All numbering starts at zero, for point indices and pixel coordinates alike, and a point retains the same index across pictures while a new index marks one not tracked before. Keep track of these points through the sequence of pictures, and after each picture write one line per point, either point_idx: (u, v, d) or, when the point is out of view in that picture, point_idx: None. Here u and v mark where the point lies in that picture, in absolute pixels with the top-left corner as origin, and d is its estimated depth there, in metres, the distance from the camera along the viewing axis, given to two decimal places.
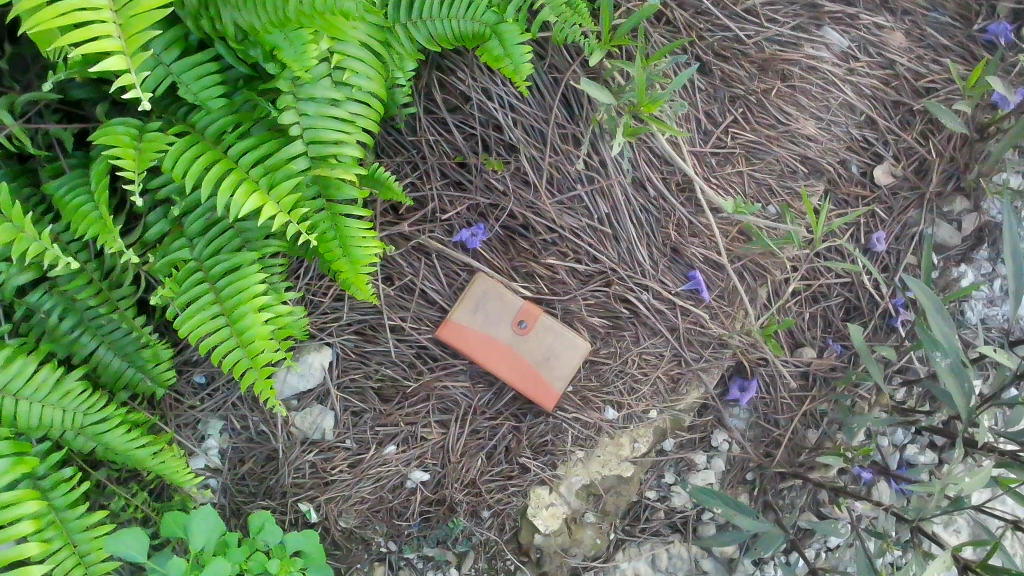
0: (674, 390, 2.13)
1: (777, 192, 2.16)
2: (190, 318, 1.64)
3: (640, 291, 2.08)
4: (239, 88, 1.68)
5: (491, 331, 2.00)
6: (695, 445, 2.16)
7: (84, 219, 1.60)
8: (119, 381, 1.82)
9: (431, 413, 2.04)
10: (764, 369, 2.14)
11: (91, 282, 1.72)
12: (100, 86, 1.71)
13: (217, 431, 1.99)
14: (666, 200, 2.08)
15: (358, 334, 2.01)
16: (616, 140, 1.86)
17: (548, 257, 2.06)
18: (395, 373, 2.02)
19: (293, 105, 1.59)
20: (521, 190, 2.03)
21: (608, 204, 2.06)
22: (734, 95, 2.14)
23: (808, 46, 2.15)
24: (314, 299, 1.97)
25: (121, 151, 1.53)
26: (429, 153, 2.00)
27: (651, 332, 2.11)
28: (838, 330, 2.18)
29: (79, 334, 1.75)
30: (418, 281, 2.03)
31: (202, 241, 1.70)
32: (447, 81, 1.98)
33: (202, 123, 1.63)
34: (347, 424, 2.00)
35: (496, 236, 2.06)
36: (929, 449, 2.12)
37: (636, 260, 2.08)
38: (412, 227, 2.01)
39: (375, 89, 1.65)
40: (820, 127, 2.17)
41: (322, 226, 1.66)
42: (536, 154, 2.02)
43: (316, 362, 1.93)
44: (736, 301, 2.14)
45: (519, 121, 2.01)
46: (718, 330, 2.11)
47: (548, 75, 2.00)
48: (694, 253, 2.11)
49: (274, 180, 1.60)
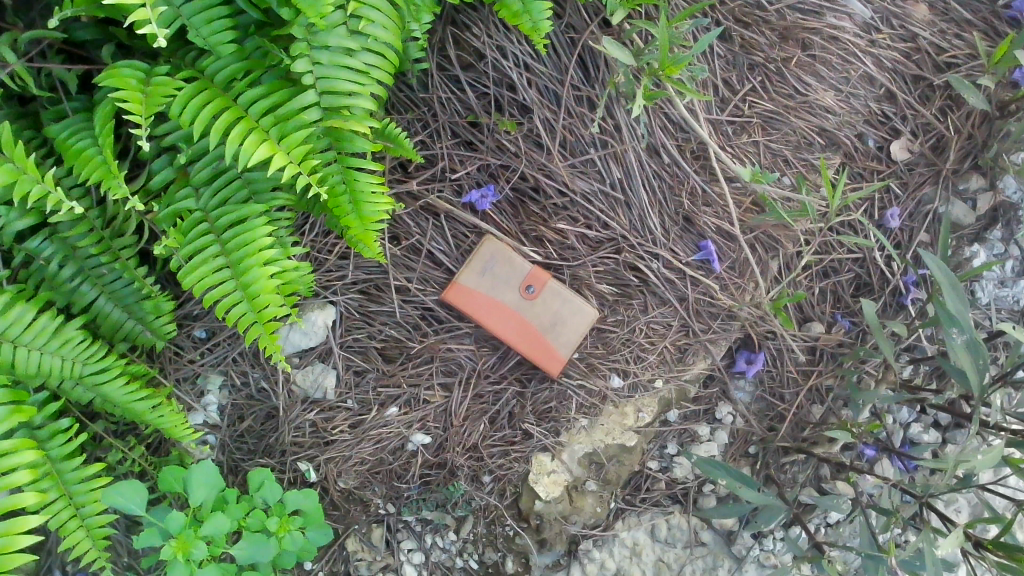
0: (680, 361, 2.10)
1: (793, 163, 2.13)
2: (195, 270, 1.61)
3: (650, 259, 2.05)
4: (250, 34, 1.63)
5: (497, 295, 1.97)
6: (699, 416, 2.14)
7: (87, 163, 1.57)
8: (119, 333, 1.80)
9: (435, 375, 2.01)
10: (771, 342, 2.11)
11: (93, 230, 1.69)
12: (105, 28, 1.66)
13: (217, 386, 1.97)
14: (680, 168, 2.04)
15: (363, 293, 1.98)
16: (635, 103, 1.80)
17: (558, 222, 2.02)
18: (399, 335, 1.99)
19: (307, 53, 1.54)
20: (533, 152, 2.00)
21: (622, 169, 2.02)
22: (753, 62, 2.10)
23: (829, 15, 2.12)
24: (319, 256, 1.93)
25: (129, 95, 1.49)
26: (440, 111, 1.96)
27: (660, 301, 2.07)
28: (848, 307, 2.15)
29: (79, 282, 1.73)
30: (426, 242, 2.00)
31: (208, 191, 1.65)
32: (462, 37, 1.93)
33: (211, 68, 1.59)
34: (350, 384, 1.98)
35: (506, 198, 2.02)
36: (932, 428, 2.11)
37: (647, 228, 2.05)
38: (421, 186, 1.98)
39: (391, 39, 1.59)
40: (838, 98, 2.13)
41: (333, 180, 1.62)
42: (549, 116, 1.98)
43: (320, 320, 1.90)
44: (747, 272, 2.09)
45: (533, 82, 1.97)
46: (728, 302, 2.07)
47: (565, 35, 1.95)
48: (706, 223, 2.07)
49: (285, 130, 1.57)
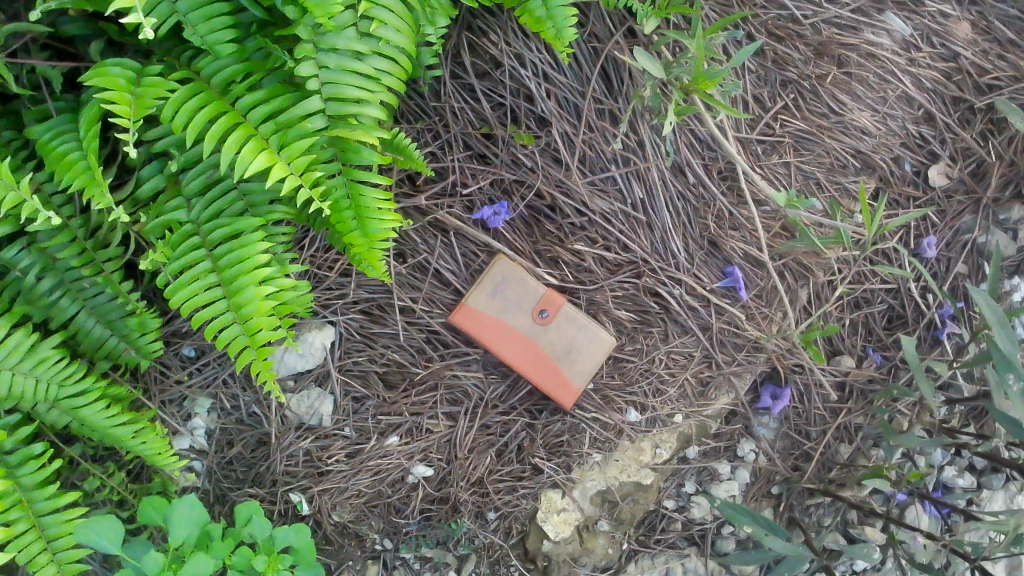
0: (701, 396, 1.96)
1: (825, 187, 2.00)
2: (184, 286, 1.49)
3: (672, 285, 1.92)
4: (252, 34, 1.51)
5: (510, 320, 1.84)
6: (719, 454, 2.00)
7: (70, 169, 1.45)
8: (101, 351, 1.68)
9: (440, 404, 1.88)
10: (799, 376, 1.97)
11: (75, 240, 1.57)
12: (95, 23, 1.53)
13: (205, 409, 1.84)
14: (707, 189, 1.91)
15: (365, 314, 1.85)
16: (667, 119, 1.66)
17: (575, 242, 1.89)
18: (402, 359, 1.86)
19: (312, 55, 1.41)
20: (550, 167, 1.87)
21: (644, 188, 1.90)
22: (786, 79, 1.98)
23: (867, 30, 1.99)
24: (319, 273, 1.80)
25: (116, 95, 1.37)
26: (453, 121, 1.84)
27: (682, 330, 1.94)
28: (880, 340, 2.02)
29: (59, 296, 1.61)
30: (434, 260, 1.87)
31: (200, 202, 1.52)
32: (478, 44, 1.81)
33: (209, 70, 1.47)
34: (348, 411, 1.84)
35: (521, 216, 1.90)
36: (968, 472, 1.98)
37: (669, 251, 1.92)
38: (430, 201, 1.85)
39: (405, 43, 1.47)
40: (875, 119, 2.01)
41: (337, 193, 1.50)
42: (569, 129, 1.86)
43: (317, 341, 1.77)
44: (774, 301, 1.96)
45: (552, 92, 1.84)
46: (753, 332, 1.93)
47: (587, 45, 1.83)
48: (733, 248, 1.94)
49: (286, 139, 1.44)
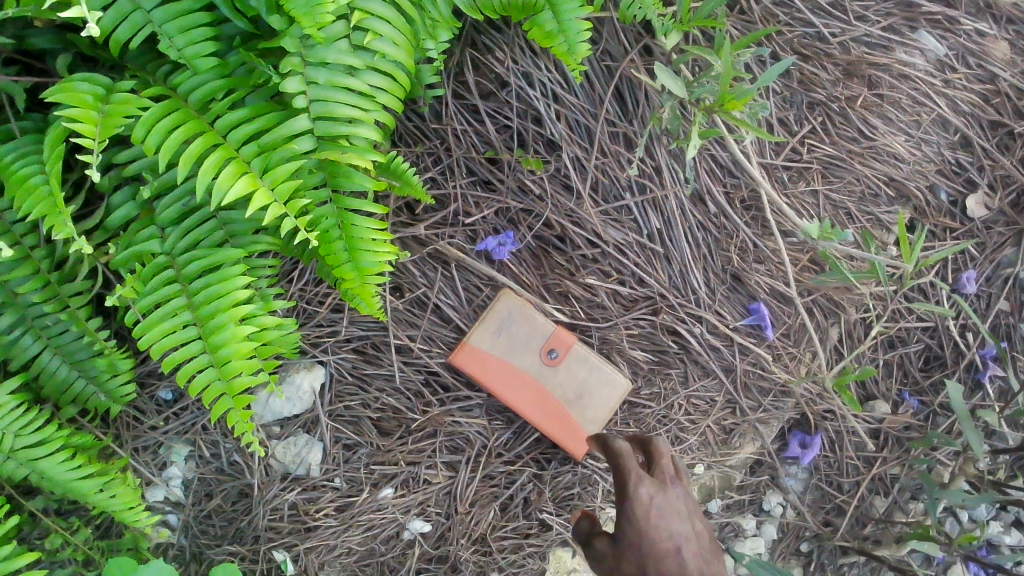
0: (724, 444, 1.81)
1: (856, 217, 1.86)
2: (154, 325, 1.33)
3: (692, 323, 1.76)
4: (234, 47, 1.36)
5: (517, 361, 1.69)
6: (744, 507, 1.84)
7: (30, 194, 1.29)
8: (66, 394, 1.53)
9: (439, 452, 1.73)
10: (830, 424, 1.82)
11: (37, 272, 1.41)
12: (63, 34, 1.40)
13: (182, 458, 1.69)
14: (729, 218, 1.76)
15: (358, 353, 1.70)
16: (691, 142, 1.51)
17: (587, 276, 1.75)
18: (398, 403, 1.71)
19: (300, 69, 1.27)
20: (560, 195, 1.73)
21: (661, 218, 1.75)
22: (812, 101, 1.83)
23: (900, 50, 1.84)
24: (308, 308, 1.65)
25: (81, 112, 1.22)
26: (454, 145, 1.69)
27: (703, 373, 1.78)
28: (916, 383, 1.86)
29: (20, 334, 1.45)
30: (433, 294, 1.72)
31: (175, 232, 1.37)
32: (483, 61, 1.67)
33: (185, 86, 1.32)
34: (338, 459, 1.69)
35: (528, 247, 1.75)
36: (1014, 529, 1.82)
37: (689, 286, 1.77)
38: (429, 230, 1.70)
39: (403, 58, 1.33)
40: (909, 145, 1.86)
41: (325, 222, 1.35)
42: (580, 153, 1.72)
43: (305, 384, 1.63)
44: (803, 340, 1.80)
45: (562, 114, 1.70)
46: (781, 375, 1.77)
47: (600, 63, 1.69)
48: (758, 282, 1.78)
49: (270, 162, 1.29)
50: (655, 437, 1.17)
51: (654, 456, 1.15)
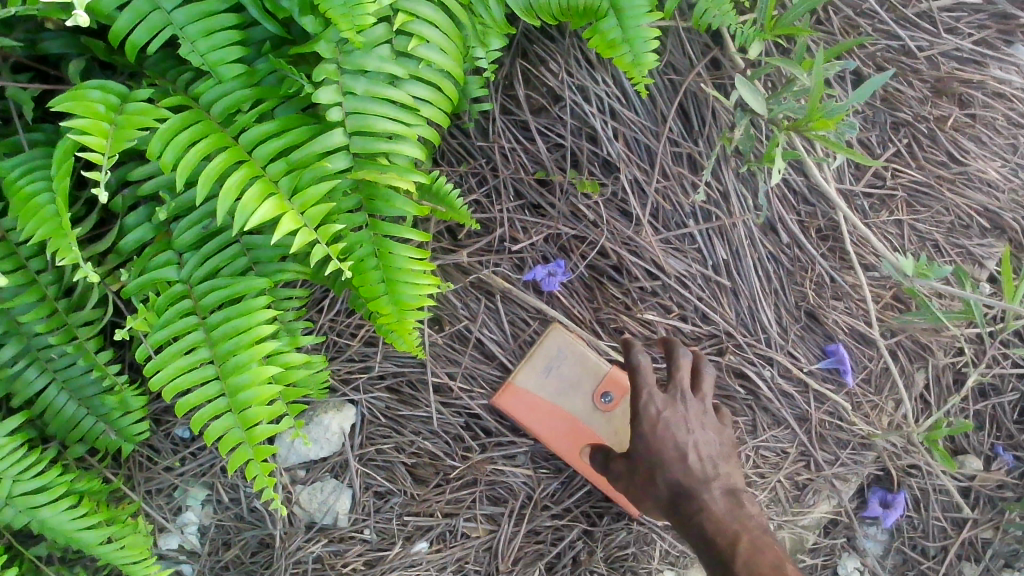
0: (797, 501, 1.62)
1: (944, 250, 1.68)
2: (168, 363, 1.18)
3: (761, 365, 1.59)
4: (264, 53, 1.22)
5: (567, 404, 1.56)
6: (816, 571, 1.66)
7: (34, 214, 1.16)
8: (74, 433, 1.39)
9: (479, 503, 1.57)
10: (915, 480, 1.64)
11: (43, 299, 1.27)
12: (78, 38, 1.27)
13: (198, 502, 1.54)
14: (803, 249, 1.58)
15: (392, 392, 1.55)
16: (774, 169, 1.33)
17: (645, 311, 1.58)
18: (435, 449, 1.55)
19: (336, 78, 1.13)
20: (616, 221, 1.56)
21: (728, 249, 1.58)
22: (897, 121, 1.65)
23: (994, 65, 1.64)
24: (339, 342, 1.51)
25: (89, 123, 1.08)
26: (502, 165, 1.54)
27: (774, 421, 1.61)
28: (1011, 438, 1.66)
29: (24, 367, 1.32)
30: (476, 328, 1.56)
31: (193, 257, 1.23)
32: (534, 74, 1.52)
33: (208, 96, 1.18)
34: (368, 508, 1.53)
35: (581, 277, 1.59)
36: None
37: (759, 324, 1.60)
38: (472, 257, 1.55)
39: (451, 67, 1.18)
40: (1004, 171, 1.67)
41: (361, 250, 1.20)
42: (640, 176, 1.55)
43: (334, 425, 1.48)
44: (885, 387, 1.62)
45: (620, 132, 1.54)
46: (862, 426, 1.59)
47: (662, 77, 1.52)
48: (835, 321, 1.60)
49: (300, 182, 1.14)
50: (679, 348, 1.38)
51: (676, 365, 1.38)
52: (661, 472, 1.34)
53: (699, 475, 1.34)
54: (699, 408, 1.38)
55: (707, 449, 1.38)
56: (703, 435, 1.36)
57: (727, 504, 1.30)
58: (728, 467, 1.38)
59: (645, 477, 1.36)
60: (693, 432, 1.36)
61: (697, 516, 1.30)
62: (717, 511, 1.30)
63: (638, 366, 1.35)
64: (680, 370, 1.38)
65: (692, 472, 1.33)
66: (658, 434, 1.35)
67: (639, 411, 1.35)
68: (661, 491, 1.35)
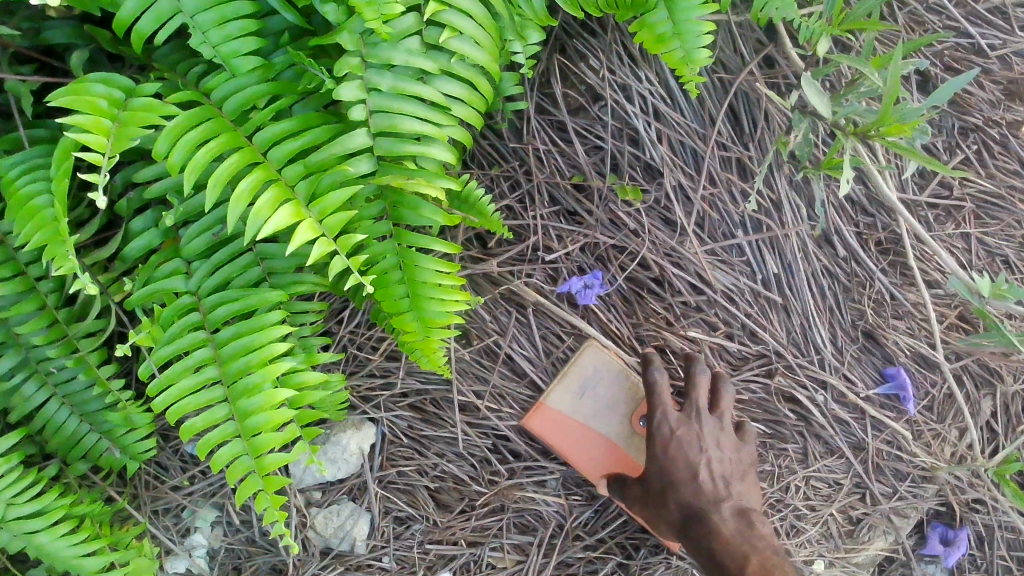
0: (850, 537, 1.53)
1: (1017, 268, 1.54)
2: (172, 383, 1.08)
3: (814, 389, 1.48)
4: (282, 45, 1.12)
5: (601, 427, 1.46)
6: None
7: (30, 216, 1.05)
8: (75, 450, 1.29)
9: (507, 531, 1.46)
10: (980, 516, 1.51)
11: (43, 308, 1.18)
12: (83, 27, 1.17)
13: (207, 524, 1.45)
14: (860, 263, 1.46)
15: (415, 410, 1.44)
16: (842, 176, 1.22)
17: (688, 328, 1.46)
18: (460, 473, 1.44)
19: (359, 72, 1.02)
20: (658, 230, 1.45)
21: (779, 262, 1.45)
22: (966, 126, 1.51)
23: None
24: (359, 356, 1.41)
25: (89, 119, 0.97)
26: (536, 169, 1.43)
27: (827, 449, 1.50)
28: None
29: (22, 380, 1.23)
30: (506, 343, 1.45)
31: (202, 266, 1.13)
32: (573, 71, 1.41)
33: (220, 90, 1.07)
34: (388, 534, 1.43)
35: (619, 290, 1.47)
36: None
37: (812, 345, 1.48)
38: (502, 267, 1.44)
39: (487, 61, 1.07)
40: None
41: (384, 262, 1.09)
42: (685, 181, 1.43)
43: (353, 446, 1.38)
44: (949, 415, 1.50)
45: (664, 134, 1.42)
46: (924, 458, 1.48)
47: (711, 75, 1.40)
48: (897, 342, 1.47)
49: (319, 186, 1.04)
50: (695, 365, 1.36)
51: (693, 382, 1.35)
52: (672, 493, 1.32)
53: (709, 495, 1.31)
54: (716, 427, 1.35)
55: (723, 469, 1.34)
56: (717, 454, 1.33)
57: (738, 525, 1.27)
58: (745, 487, 1.34)
59: (656, 499, 1.34)
60: (707, 451, 1.32)
61: (705, 537, 1.27)
62: (726, 533, 1.26)
63: (654, 384, 1.34)
64: (695, 389, 1.35)
65: (703, 493, 1.30)
66: (670, 455, 1.33)
67: (652, 429, 1.34)
68: (673, 514, 1.32)
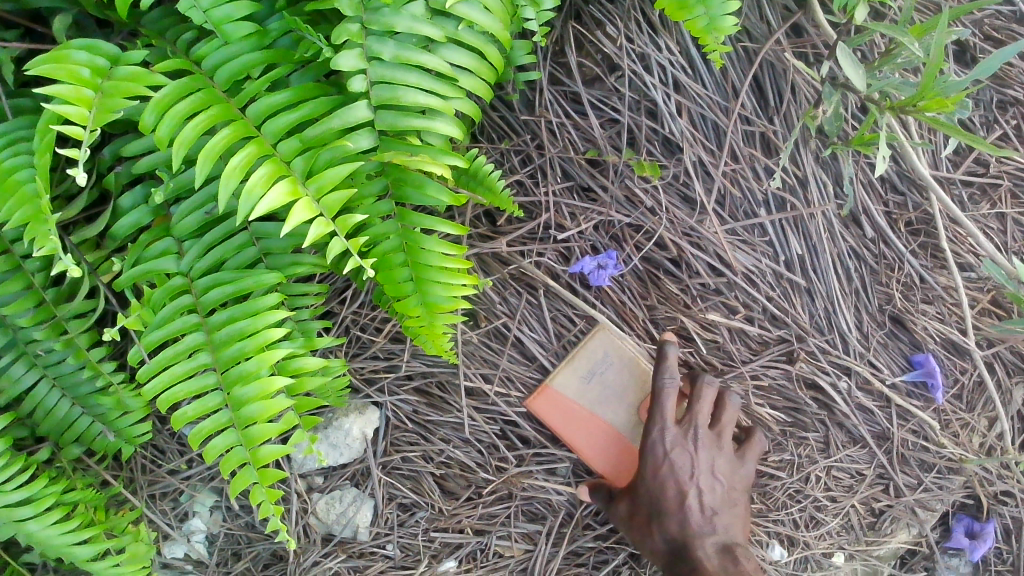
0: (872, 529, 1.48)
1: None
2: (162, 370, 1.02)
3: (837, 376, 1.41)
4: (277, 10, 1.05)
5: (608, 415, 1.40)
6: None
7: (10, 192, 0.98)
8: (68, 433, 1.24)
9: (515, 519, 1.41)
10: (1007, 509, 1.47)
11: (30, 288, 1.12)
12: None
13: (207, 508, 1.40)
14: (890, 245, 1.39)
15: (421, 395, 1.39)
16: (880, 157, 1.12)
17: (706, 311, 1.40)
18: (467, 459, 1.39)
19: (359, 41, 0.95)
20: (676, 208, 1.37)
21: (804, 242, 1.38)
22: (1005, 99, 1.43)
23: None
24: (363, 337, 1.35)
25: (70, 90, 0.90)
26: (548, 143, 1.35)
27: (849, 439, 1.44)
28: None
29: (9, 362, 1.17)
30: (515, 326, 1.39)
31: (194, 246, 1.07)
32: (588, 38, 1.32)
33: (211, 59, 1.00)
34: (391, 522, 1.38)
35: (634, 270, 1.41)
36: None
37: (836, 330, 1.41)
38: (512, 246, 1.37)
39: (497, 28, 1.00)
40: None
41: (385, 244, 1.03)
42: (706, 157, 1.35)
43: (356, 431, 1.33)
44: (978, 403, 1.45)
45: (684, 107, 1.34)
46: (951, 450, 1.42)
47: (736, 44, 1.31)
48: (925, 329, 1.41)
49: (316, 163, 0.97)
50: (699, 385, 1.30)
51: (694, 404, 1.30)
52: (659, 522, 1.27)
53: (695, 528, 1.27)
54: (711, 450, 1.29)
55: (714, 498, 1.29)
56: (709, 483, 1.28)
57: (723, 563, 1.23)
58: (734, 519, 1.29)
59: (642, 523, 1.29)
60: (699, 480, 1.27)
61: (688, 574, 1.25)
62: (708, 571, 1.23)
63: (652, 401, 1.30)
64: (697, 406, 1.29)
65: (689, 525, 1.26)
66: (660, 479, 1.28)
67: (647, 450, 1.29)
68: (657, 543, 1.29)
